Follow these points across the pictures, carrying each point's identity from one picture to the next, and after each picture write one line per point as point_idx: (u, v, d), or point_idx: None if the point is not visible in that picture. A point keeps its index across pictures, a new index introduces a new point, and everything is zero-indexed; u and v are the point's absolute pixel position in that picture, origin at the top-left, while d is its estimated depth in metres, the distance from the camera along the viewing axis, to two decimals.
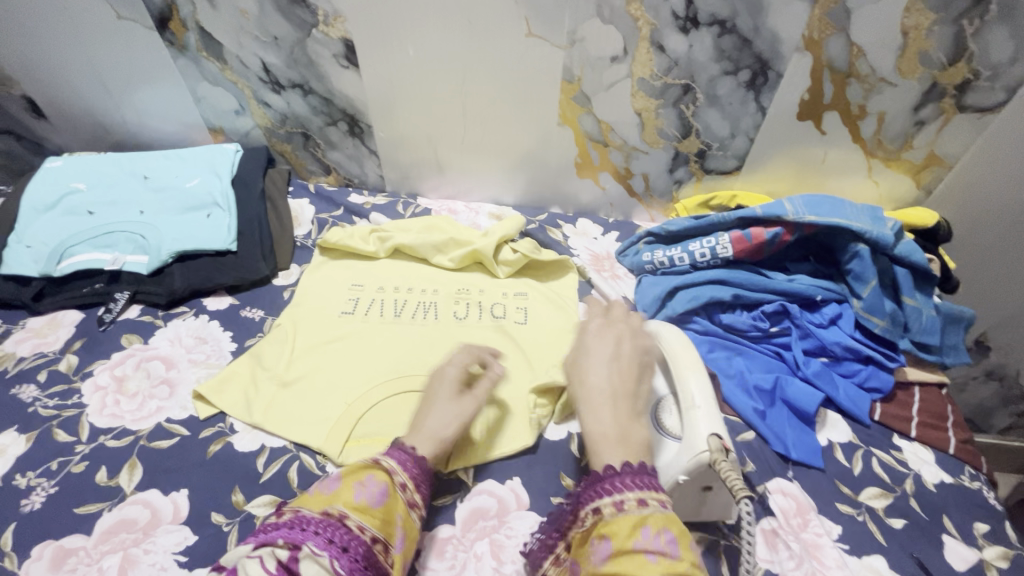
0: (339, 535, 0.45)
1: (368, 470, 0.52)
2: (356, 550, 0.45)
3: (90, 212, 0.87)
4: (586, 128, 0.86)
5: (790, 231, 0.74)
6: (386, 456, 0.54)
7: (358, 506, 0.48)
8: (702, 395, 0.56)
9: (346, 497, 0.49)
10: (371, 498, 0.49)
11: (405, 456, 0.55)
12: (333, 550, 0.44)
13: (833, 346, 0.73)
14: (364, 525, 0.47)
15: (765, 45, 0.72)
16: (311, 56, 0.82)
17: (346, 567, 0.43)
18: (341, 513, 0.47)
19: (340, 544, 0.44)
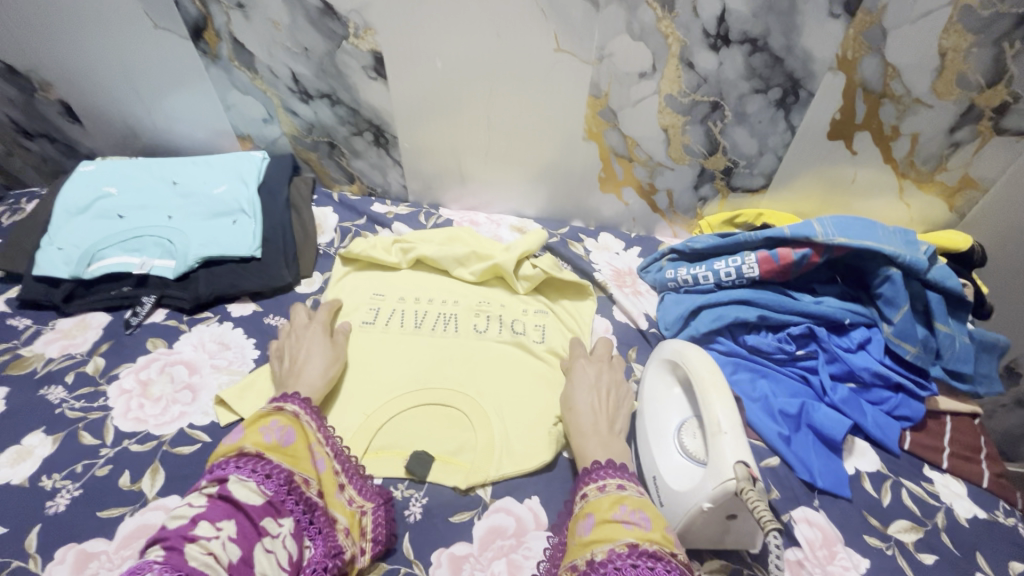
0: (260, 466, 0.53)
1: (272, 416, 0.59)
2: (278, 476, 0.54)
3: (120, 216, 0.88)
4: (611, 143, 0.86)
5: (818, 253, 0.72)
6: (286, 403, 0.61)
7: (269, 444, 0.56)
8: (728, 420, 0.55)
9: (256, 438, 0.56)
10: (280, 439, 0.57)
11: (303, 402, 0.62)
12: (256, 477, 0.53)
13: (862, 371, 0.71)
14: (282, 458, 0.55)
15: (797, 64, 0.71)
16: (340, 67, 0.83)
17: (271, 489, 0.52)
18: (255, 450, 0.55)
19: (262, 472, 0.53)
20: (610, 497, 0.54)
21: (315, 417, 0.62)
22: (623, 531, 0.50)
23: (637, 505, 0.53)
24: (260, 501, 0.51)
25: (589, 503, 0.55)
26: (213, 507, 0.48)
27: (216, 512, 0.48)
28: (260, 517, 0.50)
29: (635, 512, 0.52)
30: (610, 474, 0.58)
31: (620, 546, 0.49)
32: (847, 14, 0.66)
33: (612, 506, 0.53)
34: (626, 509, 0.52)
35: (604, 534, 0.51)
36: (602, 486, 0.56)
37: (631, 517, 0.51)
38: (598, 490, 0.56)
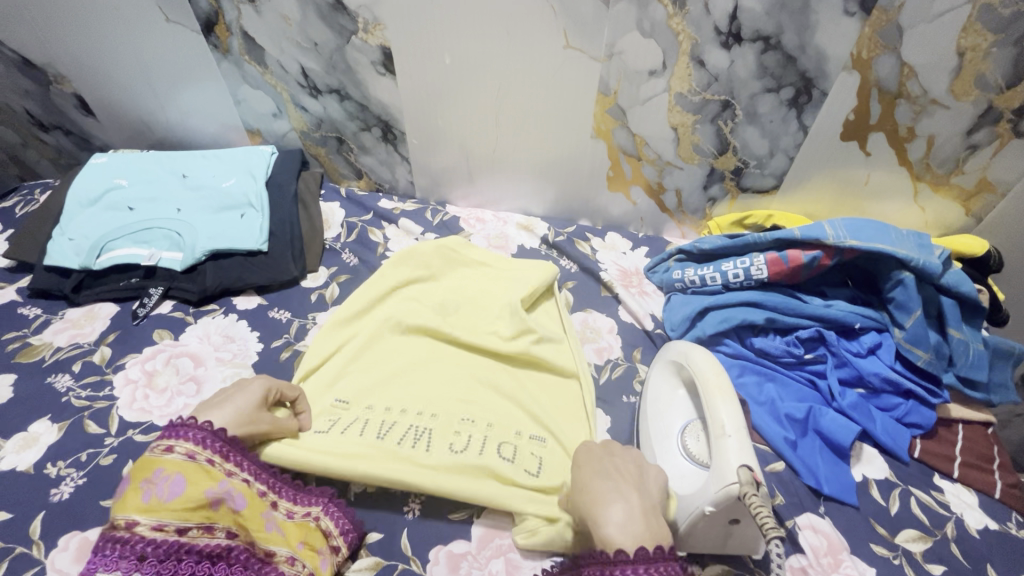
0: (130, 549, 0.47)
1: (155, 464, 0.52)
2: (155, 552, 0.48)
3: (130, 208, 0.89)
4: (619, 142, 0.85)
5: (829, 255, 0.71)
6: (177, 441, 0.54)
7: (147, 509, 0.49)
8: (733, 423, 0.54)
9: (136, 502, 0.50)
10: (161, 495, 0.50)
11: (200, 433, 0.55)
12: (126, 565, 0.46)
13: (872, 377, 0.70)
14: (163, 521, 0.49)
15: (810, 63, 0.70)
16: (349, 62, 0.83)
17: (146, 573, 0.46)
18: (128, 523, 0.48)
19: (133, 556, 0.47)
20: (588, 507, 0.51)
21: (212, 451, 0.54)
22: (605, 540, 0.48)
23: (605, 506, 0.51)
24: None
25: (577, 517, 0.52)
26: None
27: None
28: None
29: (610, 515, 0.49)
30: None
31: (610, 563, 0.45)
32: (863, 12, 0.65)
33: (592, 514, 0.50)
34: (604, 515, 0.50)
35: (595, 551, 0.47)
36: None
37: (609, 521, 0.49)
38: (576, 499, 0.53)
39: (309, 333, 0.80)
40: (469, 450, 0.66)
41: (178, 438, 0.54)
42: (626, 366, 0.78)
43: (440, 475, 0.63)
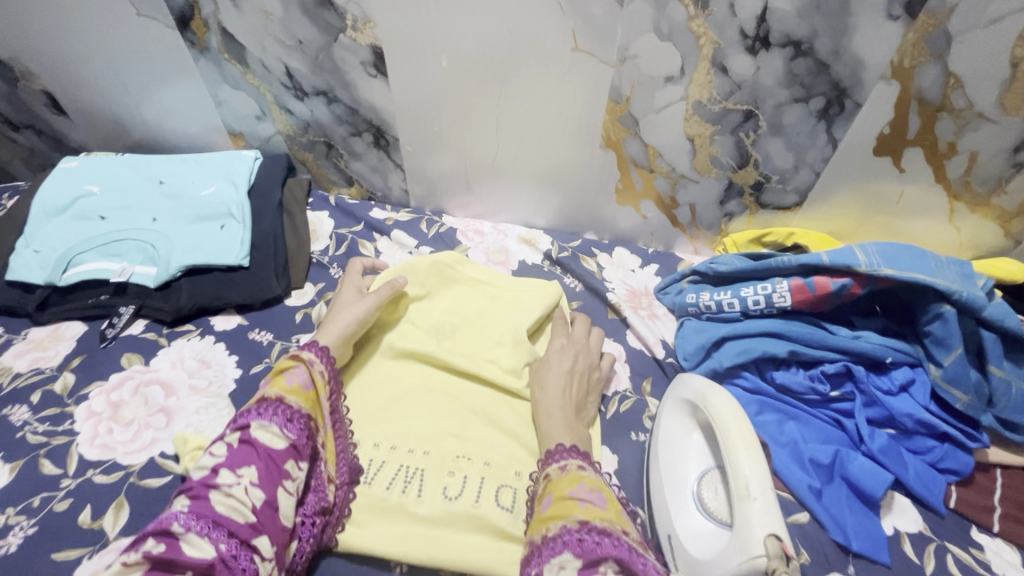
0: (282, 410, 0.57)
1: (295, 360, 0.63)
2: (298, 420, 0.58)
3: (101, 217, 0.83)
4: (630, 152, 0.78)
5: (860, 283, 0.64)
6: (308, 349, 0.64)
7: (293, 386, 0.60)
8: (758, 482, 0.48)
9: (281, 381, 0.60)
10: (302, 381, 0.61)
11: (320, 351, 0.65)
12: (279, 422, 0.56)
13: (904, 418, 0.64)
14: (300, 402, 0.59)
15: (844, 72, 0.63)
16: (337, 63, 0.77)
17: (293, 434, 0.56)
18: (277, 394, 0.58)
19: (285, 416, 0.57)
20: (571, 475, 0.55)
21: (329, 368, 0.64)
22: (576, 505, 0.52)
23: (595, 485, 0.54)
24: (282, 446, 0.55)
25: (550, 483, 0.56)
26: (234, 455, 0.53)
27: (240, 457, 0.53)
28: (283, 460, 0.55)
29: (591, 491, 0.53)
30: (570, 456, 0.58)
31: (572, 521, 0.50)
32: (907, 16, 0.58)
33: (570, 484, 0.54)
34: (584, 487, 0.54)
35: (558, 509, 0.52)
36: (564, 466, 0.57)
37: (586, 494, 0.53)
38: (559, 470, 0.57)
39: None
40: (464, 495, 0.61)
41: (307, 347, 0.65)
42: (634, 399, 0.71)
43: (433, 528, 0.59)
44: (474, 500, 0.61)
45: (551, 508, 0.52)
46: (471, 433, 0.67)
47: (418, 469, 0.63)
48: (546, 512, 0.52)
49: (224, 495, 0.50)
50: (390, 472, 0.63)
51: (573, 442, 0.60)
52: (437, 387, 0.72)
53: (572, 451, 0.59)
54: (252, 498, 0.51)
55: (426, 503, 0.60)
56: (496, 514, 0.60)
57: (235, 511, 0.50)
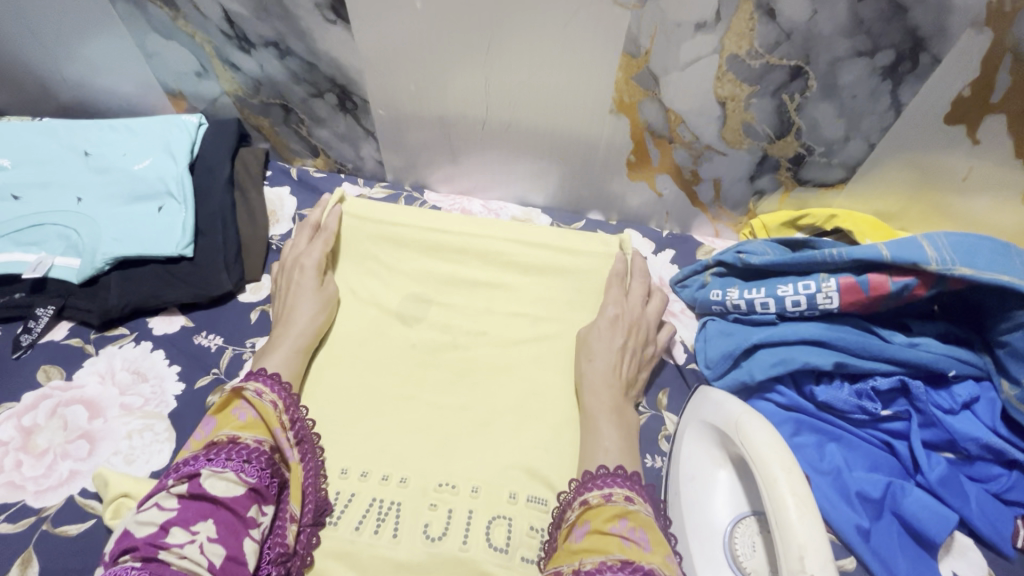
0: (236, 451, 0.47)
1: (240, 399, 0.52)
2: (259, 460, 0.48)
3: (14, 197, 0.69)
4: (647, 118, 0.65)
5: (925, 284, 0.53)
6: (249, 381, 0.53)
7: (244, 425, 0.50)
8: (815, 553, 0.38)
9: (229, 421, 0.50)
10: (256, 415, 0.51)
11: (270, 380, 0.54)
12: (236, 464, 0.47)
13: (968, 443, 0.54)
14: (259, 438, 0.50)
15: (925, 17, 0.50)
16: (286, 5, 0.62)
17: (254, 476, 0.47)
18: (229, 437, 0.48)
19: (241, 458, 0.47)
20: (616, 507, 0.46)
21: (284, 397, 0.54)
22: (617, 544, 0.43)
23: (641, 521, 0.45)
24: (242, 491, 0.46)
25: (587, 508, 0.47)
26: (187, 509, 0.43)
27: (192, 511, 0.44)
28: (244, 507, 0.46)
29: (636, 529, 0.44)
30: (616, 483, 0.48)
31: (613, 561, 0.42)
32: None
33: (612, 518, 0.45)
34: (628, 524, 0.45)
35: (595, 544, 0.44)
36: (608, 494, 0.47)
37: (632, 535, 0.44)
38: (600, 497, 0.47)
39: (245, 367, 0.63)
40: (449, 536, 0.51)
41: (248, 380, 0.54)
42: (650, 416, 0.61)
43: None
44: (462, 542, 0.51)
45: (587, 541, 0.44)
46: (457, 458, 0.57)
47: (395, 503, 0.54)
48: (581, 545, 0.44)
49: (175, 558, 0.41)
50: (362, 508, 0.53)
51: (619, 463, 0.50)
52: (415, 402, 0.61)
53: (618, 475, 0.49)
54: (209, 555, 0.42)
55: (405, 545, 0.51)
56: (486, 556, 0.50)
57: (189, 573, 0.40)
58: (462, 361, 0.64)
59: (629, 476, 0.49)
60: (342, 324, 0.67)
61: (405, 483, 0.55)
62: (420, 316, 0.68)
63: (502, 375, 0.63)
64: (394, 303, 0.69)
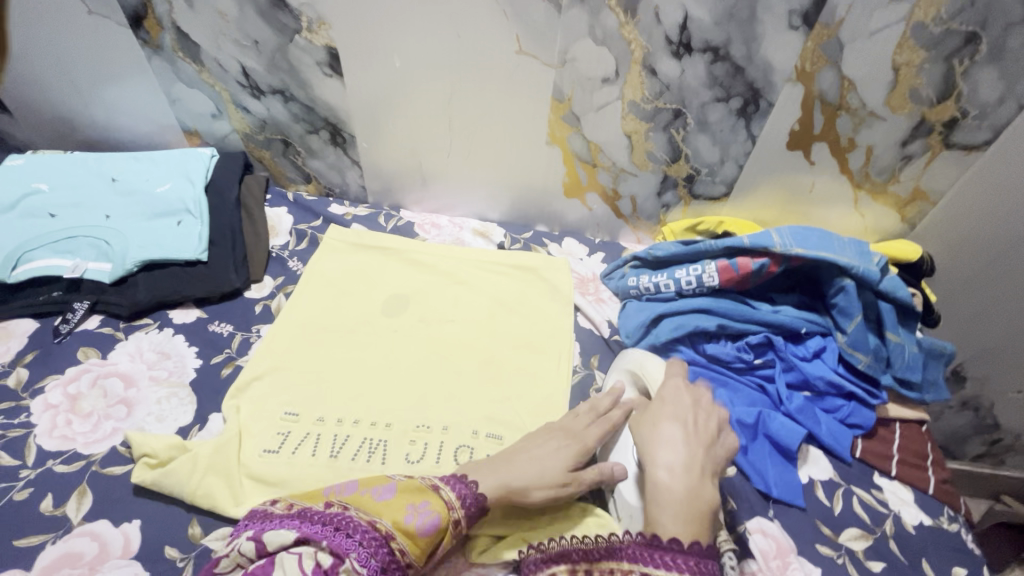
0: (380, 557, 0.48)
1: (426, 495, 0.53)
2: (391, 574, 0.48)
3: (52, 214, 0.82)
4: (575, 148, 0.85)
5: (776, 263, 0.73)
6: (444, 485, 0.55)
7: (405, 530, 0.50)
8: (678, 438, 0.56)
9: (396, 517, 0.51)
10: (418, 523, 0.51)
11: (462, 485, 0.55)
12: (369, 572, 0.47)
13: (817, 380, 0.72)
14: (405, 550, 0.49)
15: (757, 74, 0.71)
16: (292, 62, 0.79)
17: None
18: (386, 533, 0.50)
19: (377, 567, 0.47)
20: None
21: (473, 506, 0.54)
22: None
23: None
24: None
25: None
26: None
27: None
28: None
29: None
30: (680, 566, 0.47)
31: None
32: (806, 26, 0.66)
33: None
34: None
35: None
36: None
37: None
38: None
39: (252, 347, 0.76)
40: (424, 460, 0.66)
41: (448, 483, 0.55)
42: (583, 374, 0.77)
43: None
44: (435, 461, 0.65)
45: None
46: (431, 409, 0.71)
47: (382, 441, 0.67)
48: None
49: None
50: (356, 444, 0.66)
51: (695, 539, 0.50)
52: (395, 371, 0.75)
53: (683, 555, 0.48)
54: None
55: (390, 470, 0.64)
56: (454, 475, 0.64)
57: None
58: (433, 339, 0.79)
59: (705, 555, 0.49)
60: (334, 312, 0.81)
61: (389, 427, 0.69)
62: (399, 306, 0.83)
63: (466, 348, 0.78)
64: (377, 297, 0.84)
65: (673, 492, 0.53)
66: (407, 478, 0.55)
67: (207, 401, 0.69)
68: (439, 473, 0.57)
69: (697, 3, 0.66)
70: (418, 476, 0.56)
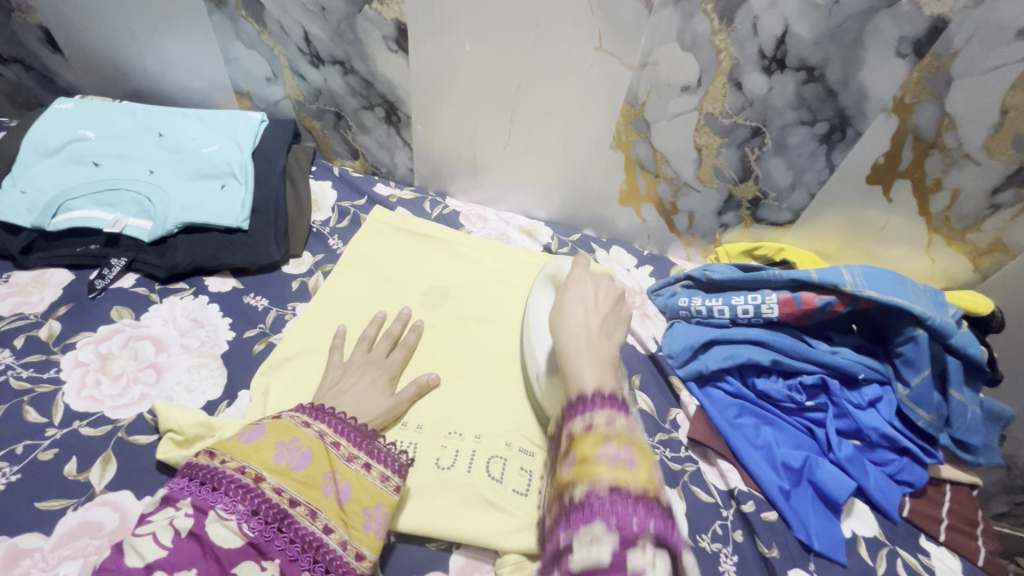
0: (249, 500, 0.48)
1: (294, 431, 0.53)
2: (266, 512, 0.48)
3: (95, 163, 0.80)
4: (638, 155, 0.81)
5: (843, 302, 0.69)
6: (316, 420, 0.56)
7: (274, 468, 0.50)
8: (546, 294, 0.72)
9: (266, 457, 0.51)
10: (290, 463, 0.51)
11: (329, 416, 0.57)
12: (241, 512, 0.47)
13: (870, 431, 0.68)
14: (280, 487, 0.50)
15: (850, 101, 0.66)
16: (358, 34, 0.76)
17: (255, 529, 0.47)
18: (256, 476, 0.49)
19: (249, 507, 0.48)
20: (599, 434, 0.45)
21: (345, 438, 0.55)
22: (604, 468, 0.43)
23: (624, 438, 0.45)
24: (238, 544, 0.46)
25: (573, 439, 0.47)
26: (177, 553, 0.44)
27: (183, 552, 0.44)
28: (233, 562, 0.46)
29: (621, 449, 0.44)
30: (597, 409, 0.48)
31: (602, 489, 0.41)
32: (915, 55, 0.61)
33: (595, 444, 0.45)
34: (611, 446, 0.44)
35: (582, 471, 0.44)
36: (590, 422, 0.47)
37: (616, 455, 0.43)
38: (583, 427, 0.47)
39: (287, 325, 0.73)
40: (456, 467, 0.64)
41: (298, 411, 0.56)
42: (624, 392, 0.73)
43: (424, 494, 0.61)
44: (467, 470, 0.63)
45: (573, 471, 0.45)
46: (464, 415, 0.68)
47: (412, 443, 0.65)
48: (570, 474, 0.45)
49: None
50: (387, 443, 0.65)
51: (599, 387, 0.50)
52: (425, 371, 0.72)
53: (602, 402, 0.48)
54: None
55: (420, 471, 0.63)
56: (485, 484, 0.62)
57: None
58: (470, 337, 0.77)
59: (617, 400, 0.48)
60: (371, 297, 0.78)
61: (421, 428, 0.66)
62: (438, 300, 0.80)
63: (503, 351, 0.76)
64: (416, 288, 0.81)
65: (577, 348, 0.54)
66: (273, 417, 0.55)
67: (238, 376, 0.67)
68: (305, 411, 0.56)
69: (801, 18, 0.61)
70: (284, 416, 0.55)
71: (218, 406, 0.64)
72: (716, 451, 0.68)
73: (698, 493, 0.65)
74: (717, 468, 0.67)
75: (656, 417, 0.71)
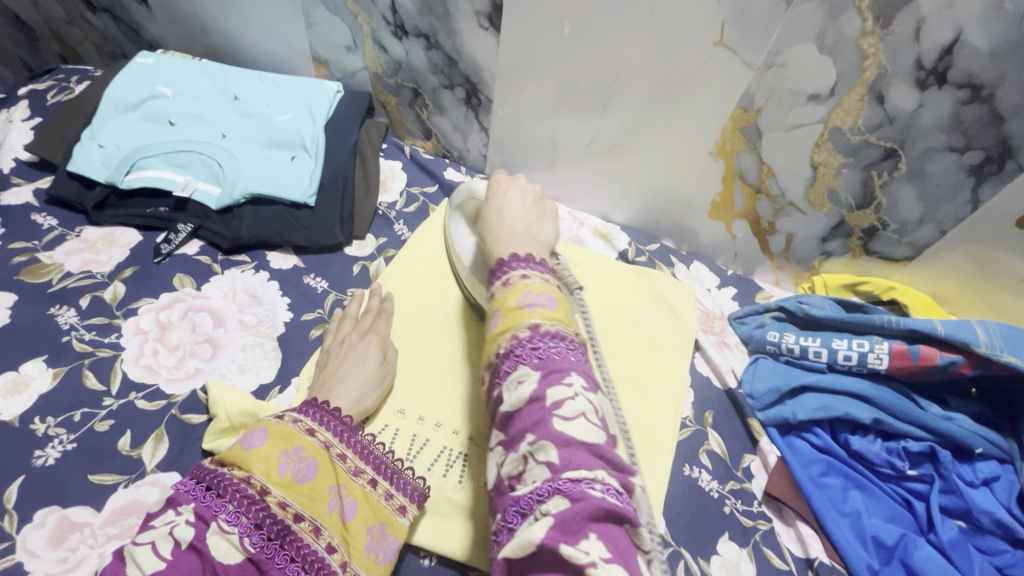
0: (252, 513, 0.45)
1: (298, 439, 0.50)
2: (269, 527, 0.46)
3: (171, 122, 0.78)
4: (741, 166, 0.72)
5: (970, 364, 0.60)
6: (320, 428, 0.52)
7: (280, 482, 0.48)
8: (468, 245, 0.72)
9: (270, 467, 0.48)
10: (295, 475, 0.48)
11: (334, 419, 0.54)
12: (244, 525, 0.45)
13: (982, 516, 0.58)
14: (285, 501, 0.47)
15: (1019, 129, 0.55)
16: (448, 6, 0.70)
17: (255, 545, 0.44)
18: (260, 488, 0.47)
19: (251, 521, 0.45)
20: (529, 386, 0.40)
21: (351, 450, 0.53)
22: (543, 419, 0.38)
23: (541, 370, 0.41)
24: (239, 560, 0.44)
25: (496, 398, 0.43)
26: (177, 566, 0.42)
27: (181, 566, 0.43)
28: None
29: (555, 390, 0.39)
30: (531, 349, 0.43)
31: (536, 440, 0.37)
32: None
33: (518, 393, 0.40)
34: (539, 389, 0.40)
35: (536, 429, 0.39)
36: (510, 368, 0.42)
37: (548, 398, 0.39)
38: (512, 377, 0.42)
39: None
40: None
41: (306, 414, 0.53)
42: (694, 430, 0.67)
43: (467, 518, 0.57)
44: None
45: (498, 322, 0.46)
46: None
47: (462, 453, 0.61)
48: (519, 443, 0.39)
49: None
50: (435, 453, 0.61)
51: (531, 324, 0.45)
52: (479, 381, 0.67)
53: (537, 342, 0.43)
54: None
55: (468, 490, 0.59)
56: None
57: None
58: None
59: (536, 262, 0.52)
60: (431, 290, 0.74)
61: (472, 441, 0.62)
62: None
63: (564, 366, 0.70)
64: None
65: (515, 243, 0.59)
66: (276, 421, 0.51)
67: (291, 361, 0.65)
68: (311, 414, 0.53)
69: (978, 24, 0.50)
70: (286, 419, 0.52)
71: (270, 393, 0.62)
72: (795, 511, 0.61)
73: (771, 557, 0.58)
74: (794, 530, 0.60)
75: (728, 461, 0.65)
